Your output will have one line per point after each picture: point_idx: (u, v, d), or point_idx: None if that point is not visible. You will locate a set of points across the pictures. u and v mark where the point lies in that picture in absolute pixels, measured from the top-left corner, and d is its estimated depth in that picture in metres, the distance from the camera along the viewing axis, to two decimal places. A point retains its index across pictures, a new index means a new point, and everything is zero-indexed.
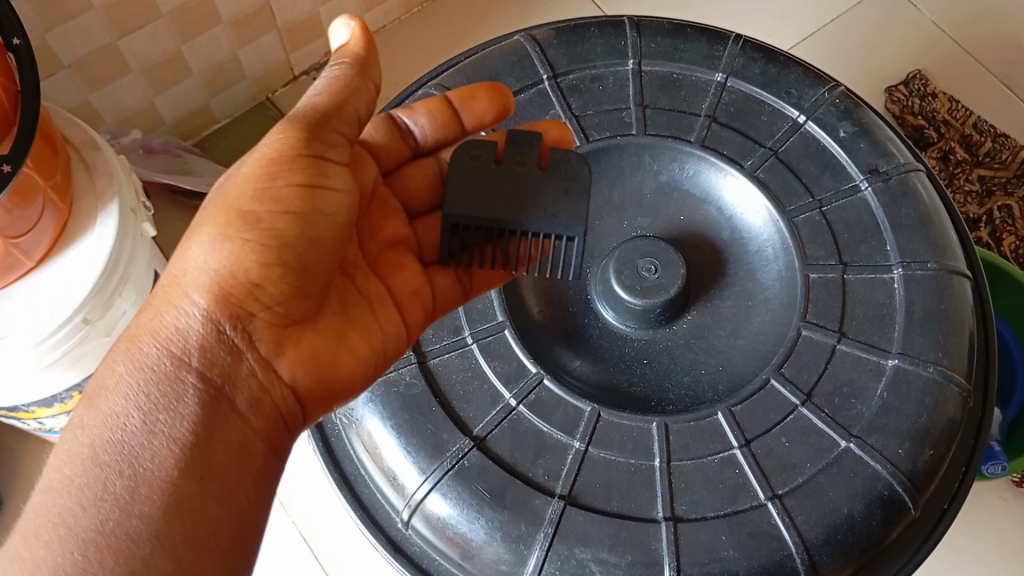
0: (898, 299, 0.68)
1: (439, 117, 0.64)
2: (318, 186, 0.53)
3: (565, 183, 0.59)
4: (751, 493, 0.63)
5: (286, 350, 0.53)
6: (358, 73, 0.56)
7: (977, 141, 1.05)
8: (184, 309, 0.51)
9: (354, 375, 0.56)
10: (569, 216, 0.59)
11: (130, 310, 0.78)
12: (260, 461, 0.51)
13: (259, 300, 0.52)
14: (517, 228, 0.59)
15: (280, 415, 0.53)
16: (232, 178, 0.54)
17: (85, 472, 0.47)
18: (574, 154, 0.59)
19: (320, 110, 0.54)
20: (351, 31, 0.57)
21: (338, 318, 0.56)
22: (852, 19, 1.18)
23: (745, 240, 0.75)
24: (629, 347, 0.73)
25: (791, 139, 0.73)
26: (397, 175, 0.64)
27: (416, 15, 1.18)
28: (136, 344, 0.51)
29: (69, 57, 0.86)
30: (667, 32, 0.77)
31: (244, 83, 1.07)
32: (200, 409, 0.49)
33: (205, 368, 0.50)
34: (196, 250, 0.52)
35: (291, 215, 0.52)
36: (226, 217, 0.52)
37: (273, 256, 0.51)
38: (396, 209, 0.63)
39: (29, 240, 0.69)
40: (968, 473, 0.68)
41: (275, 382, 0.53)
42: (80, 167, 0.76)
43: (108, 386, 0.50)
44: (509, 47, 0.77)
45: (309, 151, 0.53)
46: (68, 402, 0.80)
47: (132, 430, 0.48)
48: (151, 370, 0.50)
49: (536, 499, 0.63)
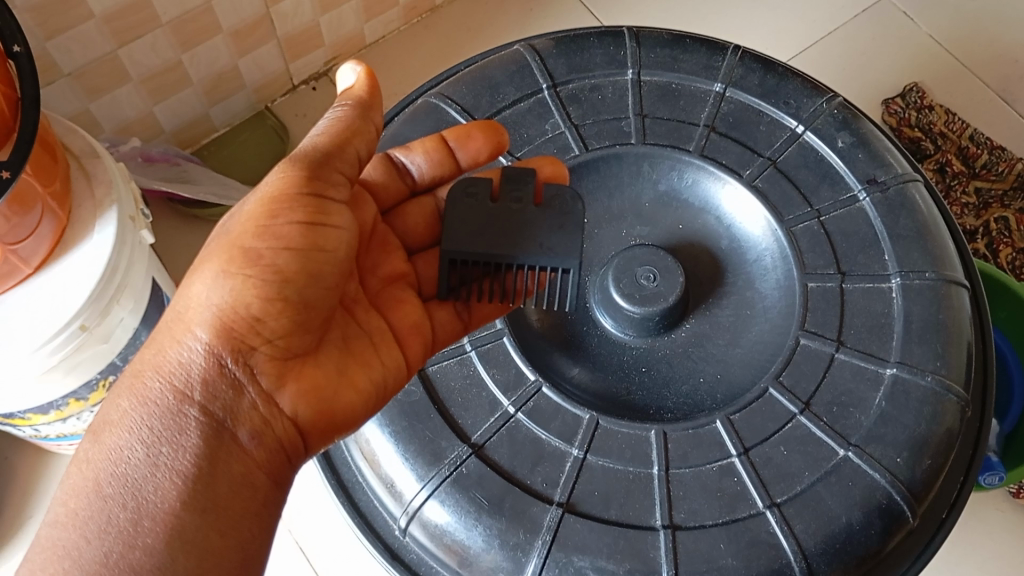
0: (896, 309, 0.68)
1: (436, 156, 0.64)
2: (319, 223, 0.53)
3: (561, 219, 0.60)
4: (750, 502, 0.63)
5: (287, 383, 0.52)
6: (361, 114, 0.57)
7: (974, 154, 1.06)
8: (187, 344, 0.51)
9: (357, 408, 0.55)
10: (565, 251, 0.59)
11: (126, 318, 0.79)
12: (262, 494, 0.51)
13: (260, 335, 0.51)
14: (514, 261, 0.60)
15: (283, 449, 0.53)
16: (234, 216, 0.54)
17: (89, 505, 0.47)
18: (567, 190, 0.60)
19: (320, 149, 0.54)
20: (358, 75, 0.58)
21: (337, 351, 0.55)
22: (850, 32, 1.19)
23: (743, 249, 0.75)
24: (628, 355, 0.73)
25: (790, 149, 0.74)
26: (396, 213, 0.64)
27: (416, 26, 1.19)
28: (141, 379, 0.51)
29: (69, 65, 0.87)
30: (666, 42, 0.78)
31: (243, 93, 1.07)
32: (201, 443, 0.49)
33: (207, 402, 0.50)
34: (199, 286, 0.52)
35: (292, 251, 0.52)
36: (229, 253, 0.52)
37: (274, 292, 0.51)
38: (396, 246, 0.63)
39: (27, 246, 0.69)
40: (966, 484, 0.68)
41: (276, 415, 0.52)
42: (79, 174, 0.76)
43: (113, 421, 0.50)
44: (509, 56, 0.77)
45: (311, 190, 0.53)
46: (65, 410, 0.80)
47: (136, 463, 0.48)
48: (155, 405, 0.50)
49: (534, 507, 0.62)
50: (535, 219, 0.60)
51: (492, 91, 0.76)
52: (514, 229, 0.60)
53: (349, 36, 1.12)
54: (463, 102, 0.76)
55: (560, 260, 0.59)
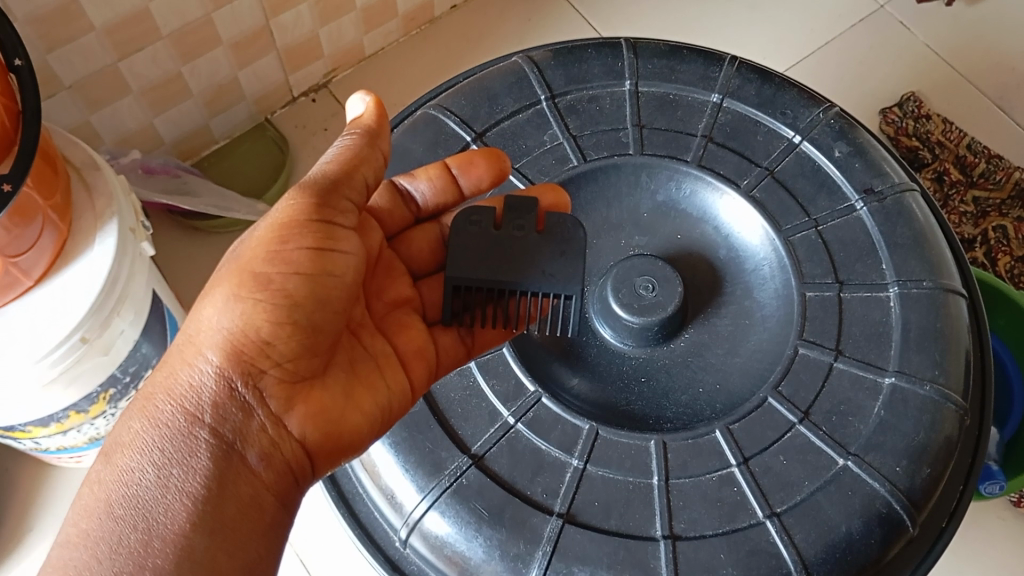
0: (894, 318, 0.68)
1: (440, 184, 0.65)
2: (328, 249, 0.54)
3: (561, 245, 0.60)
4: (750, 511, 0.63)
5: (295, 406, 0.52)
6: (368, 143, 0.57)
7: (972, 163, 1.07)
8: (198, 367, 0.52)
9: (363, 430, 0.55)
10: (566, 276, 0.60)
11: (126, 330, 0.80)
12: (269, 516, 0.51)
13: (269, 358, 0.52)
14: (517, 288, 0.60)
15: (290, 472, 0.53)
16: (244, 242, 0.55)
17: (101, 526, 0.47)
18: (570, 217, 0.61)
19: (329, 175, 0.55)
20: (366, 104, 0.58)
21: (344, 374, 0.55)
22: (846, 42, 1.20)
23: (741, 259, 0.75)
24: (627, 364, 0.73)
25: (787, 159, 0.74)
26: (400, 239, 0.65)
27: (415, 37, 1.20)
28: (151, 402, 0.52)
29: (71, 77, 0.87)
30: (663, 53, 0.78)
31: (244, 104, 1.08)
32: (211, 465, 0.50)
33: (217, 424, 0.51)
34: (209, 311, 0.53)
35: (301, 276, 0.52)
36: (239, 278, 0.53)
37: (283, 315, 0.52)
38: (402, 271, 0.64)
39: (28, 259, 0.70)
40: (965, 492, 0.68)
41: (285, 437, 0.52)
42: (79, 187, 0.76)
43: (124, 442, 0.51)
44: (508, 68, 0.77)
45: (321, 217, 0.54)
46: (66, 422, 0.81)
47: (147, 484, 0.49)
48: (166, 427, 0.50)
49: (534, 517, 0.63)
50: (533, 248, 0.60)
51: (490, 102, 0.76)
52: (513, 242, 0.60)
53: (348, 47, 1.13)
54: (462, 114, 0.76)
55: (561, 287, 0.60)
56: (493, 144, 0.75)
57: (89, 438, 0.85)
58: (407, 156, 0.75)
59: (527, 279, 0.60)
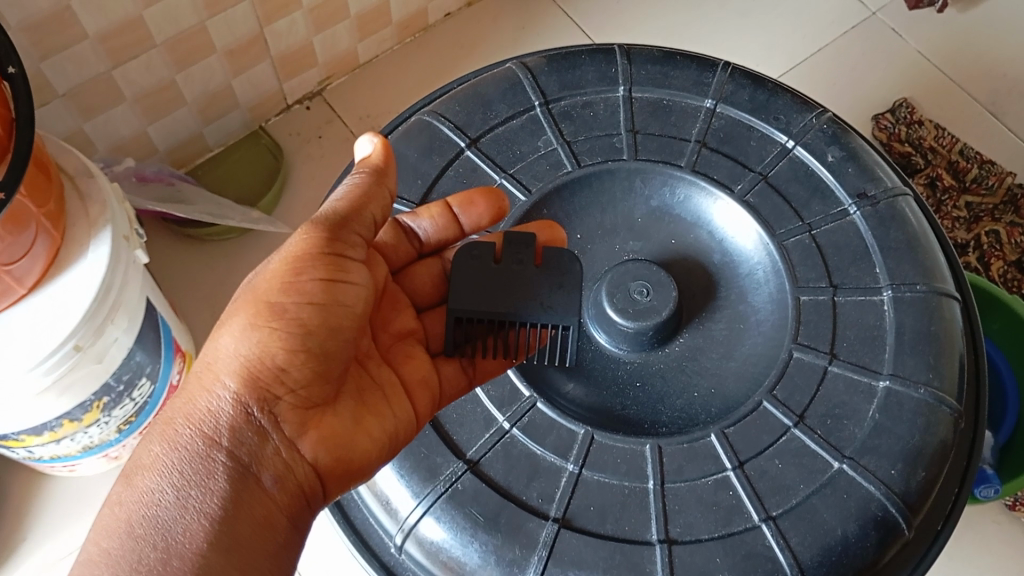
0: (888, 321, 0.68)
1: (442, 221, 0.65)
2: (339, 280, 0.54)
3: (558, 279, 0.61)
4: (745, 515, 0.63)
5: (308, 431, 0.53)
6: (376, 181, 0.57)
7: (964, 168, 1.10)
8: (216, 393, 0.52)
9: (372, 455, 0.56)
10: (564, 308, 0.61)
11: (120, 337, 0.81)
12: (283, 537, 0.51)
13: (284, 384, 0.52)
14: (517, 319, 0.61)
15: (303, 495, 0.53)
16: (260, 272, 0.55)
17: (121, 545, 0.47)
18: (567, 251, 0.62)
19: (339, 212, 0.55)
20: (374, 146, 0.57)
21: (354, 400, 0.56)
22: (837, 49, 1.23)
23: (735, 263, 0.75)
24: (622, 369, 0.72)
25: (781, 163, 0.74)
26: (405, 273, 0.65)
27: (409, 45, 1.23)
28: (171, 426, 0.52)
29: (64, 86, 0.88)
30: (657, 59, 0.78)
31: (238, 112, 1.10)
32: (227, 486, 0.50)
33: (233, 447, 0.51)
34: (226, 338, 0.53)
35: (317, 305, 0.53)
36: (256, 308, 0.53)
37: (298, 343, 0.52)
38: (406, 304, 0.64)
39: (22, 267, 0.70)
40: (960, 496, 0.68)
41: (298, 461, 0.52)
42: (73, 195, 0.77)
43: (144, 465, 0.50)
44: (502, 74, 0.77)
45: (332, 250, 0.54)
46: (59, 430, 0.82)
47: (166, 505, 0.49)
48: (184, 450, 0.50)
49: (530, 522, 0.62)
50: (532, 283, 0.61)
51: (484, 108, 0.76)
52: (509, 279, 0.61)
53: (343, 55, 1.15)
54: (456, 120, 0.76)
55: (559, 317, 0.61)
56: (488, 150, 0.75)
57: (82, 446, 0.87)
58: (402, 161, 0.75)
59: (524, 309, 0.61)
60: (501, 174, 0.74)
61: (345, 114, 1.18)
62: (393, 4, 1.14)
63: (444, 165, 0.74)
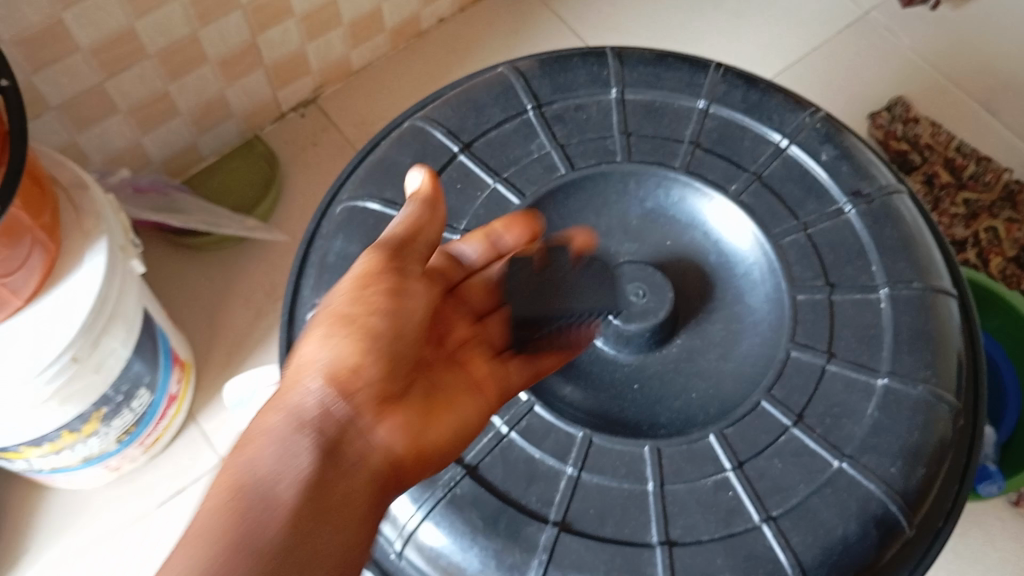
0: (885, 319, 0.68)
1: (485, 245, 0.64)
2: (406, 292, 0.54)
3: (596, 280, 0.69)
4: (745, 516, 0.62)
5: (386, 420, 0.52)
6: (429, 208, 0.56)
7: (961, 165, 1.14)
8: (305, 388, 0.50)
9: (443, 447, 0.56)
10: (605, 304, 0.69)
11: (118, 348, 0.83)
12: (368, 524, 0.48)
13: (360, 381, 0.51)
14: (568, 316, 0.67)
15: (386, 484, 0.51)
16: (330, 294, 0.54)
17: (212, 532, 0.43)
18: (597, 258, 0.71)
19: (399, 233, 0.56)
20: (422, 178, 0.56)
21: (421, 403, 0.55)
22: (833, 47, 1.27)
23: (731, 263, 0.75)
24: (619, 371, 0.72)
25: (775, 163, 0.74)
26: (460, 293, 0.65)
27: (403, 51, 1.24)
28: (263, 420, 0.49)
29: (57, 98, 0.89)
30: (649, 61, 0.78)
31: (232, 121, 1.11)
32: (315, 475, 0.47)
33: (323, 438, 0.49)
34: (308, 347, 0.52)
35: (389, 314, 0.52)
36: (331, 320, 0.52)
37: (377, 343, 0.51)
38: (464, 313, 0.65)
39: (17, 280, 0.70)
40: (961, 491, 0.68)
41: (376, 455, 0.51)
42: (67, 206, 0.78)
43: (244, 450, 0.47)
44: (494, 79, 0.78)
45: (398, 264, 0.54)
46: (58, 441, 0.83)
47: (269, 487, 0.45)
48: (278, 437, 0.48)
49: (530, 526, 0.62)
50: (574, 284, 0.69)
51: (476, 112, 0.76)
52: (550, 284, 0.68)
53: (336, 62, 1.17)
54: (449, 125, 0.76)
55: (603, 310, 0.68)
56: (481, 155, 0.75)
57: (82, 458, 0.89)
58: (396, 168, 0.75)
59: (572, 307, 0.67)
60: (495, 178, 0.74)
61: (340, 121, 1.19)
62: (385, 10, 1.15)
63: (437, 171, 0.74)
